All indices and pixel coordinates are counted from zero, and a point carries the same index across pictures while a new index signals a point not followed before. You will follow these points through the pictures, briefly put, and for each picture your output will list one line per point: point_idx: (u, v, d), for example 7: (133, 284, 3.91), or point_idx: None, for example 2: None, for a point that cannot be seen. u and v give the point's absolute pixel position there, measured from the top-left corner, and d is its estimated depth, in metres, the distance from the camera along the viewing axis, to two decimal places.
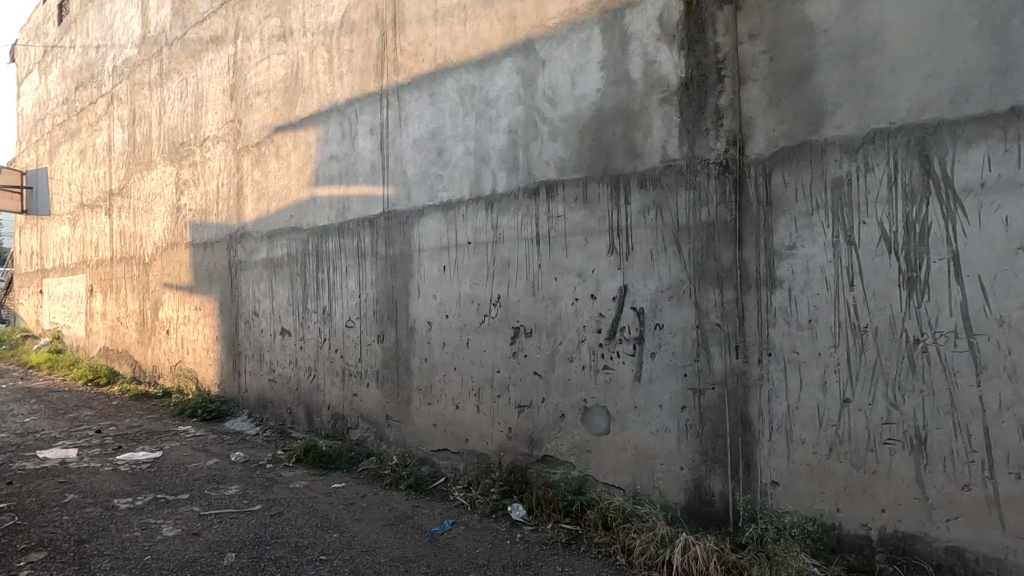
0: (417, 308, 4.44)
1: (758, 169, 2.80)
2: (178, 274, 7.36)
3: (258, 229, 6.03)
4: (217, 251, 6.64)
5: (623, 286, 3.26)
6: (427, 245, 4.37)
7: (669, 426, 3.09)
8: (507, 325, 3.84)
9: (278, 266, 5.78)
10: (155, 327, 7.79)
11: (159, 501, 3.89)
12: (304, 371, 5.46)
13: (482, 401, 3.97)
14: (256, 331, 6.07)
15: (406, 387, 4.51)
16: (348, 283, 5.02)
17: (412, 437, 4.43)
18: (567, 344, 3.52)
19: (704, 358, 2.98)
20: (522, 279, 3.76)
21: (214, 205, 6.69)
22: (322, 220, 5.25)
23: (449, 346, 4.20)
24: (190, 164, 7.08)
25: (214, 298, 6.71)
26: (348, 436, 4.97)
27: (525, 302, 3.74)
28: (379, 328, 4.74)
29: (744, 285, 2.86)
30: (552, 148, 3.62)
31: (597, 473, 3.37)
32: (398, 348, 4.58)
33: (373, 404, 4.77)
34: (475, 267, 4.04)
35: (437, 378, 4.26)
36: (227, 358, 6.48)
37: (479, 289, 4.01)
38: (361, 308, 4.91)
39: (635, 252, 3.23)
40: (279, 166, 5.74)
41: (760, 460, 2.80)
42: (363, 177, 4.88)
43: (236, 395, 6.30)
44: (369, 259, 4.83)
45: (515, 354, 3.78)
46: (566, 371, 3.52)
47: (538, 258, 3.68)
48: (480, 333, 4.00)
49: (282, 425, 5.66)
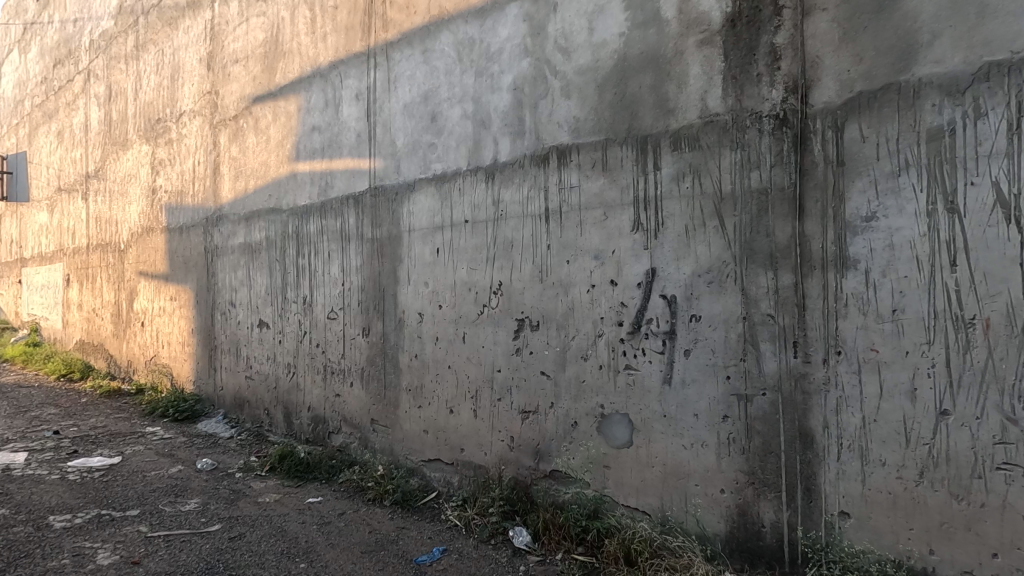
0: (407, 298, 3.89)
1: (826, 121, 2.24)
2: (153, 262, 6.81)
3: (235, 211, 5.47)
4: (193, 236, 6.08)
5: (651, 270, 2.71)
6: (418, 226, 3.81)
7: (707, 441, 2.54)
8: (509, 317, 3.28)
9: (256, 251, 5.22)
10: (131, 318, 7.24)
11: (102, 518, 3.35)
12: (283, 368, 4.91)
13: (480, 405, 3.42)
14: (233, 324, 5.52)
15: (393, 387, 3.96)
16: (331, 270, 4.47)
17: (399, 444, 3.88)
18: (581, 339, 2.97)
19: (753, 358, 2.42)
20: (527, 263, 3.20)
21: (189, 185, 6.13)
22: (303, 200, 4.69)
23: (442, 341, 3.64)
24: (166, 142, 6.53)
25: (190, 288, 6.16)
26: (329, 441, 4.43)
27: (531, 289, 3.18)
28: (364, 319, 4.19)
29: (806, 267, 2.30)
30: (565, 107, 3.06)
31: (616, 494, 2.83)
32: (385, 343, 4.03)
33: (357, 406, 4.22)
34: (473, 249, 3.48)
35: (428, 377, 3.72)
36: (203, 353, 5.93)
37: (477, 275, 3.45)
38: (345, 298, 4.35)
39: (665, 228, 2.67)
40: (257, 140, 5.18)
41: (824, 485, 2.25)
42: (348, 150, 4.32)
43: (211, 394, 5.75)
44: (354, 242, 4.28)
45: (519, 350, 3.23)
46: (580, 372, 2.97)
47: (546, 238, 3.12)
48: (478, 326, 3.44)
49: (259, 428, 5.11)
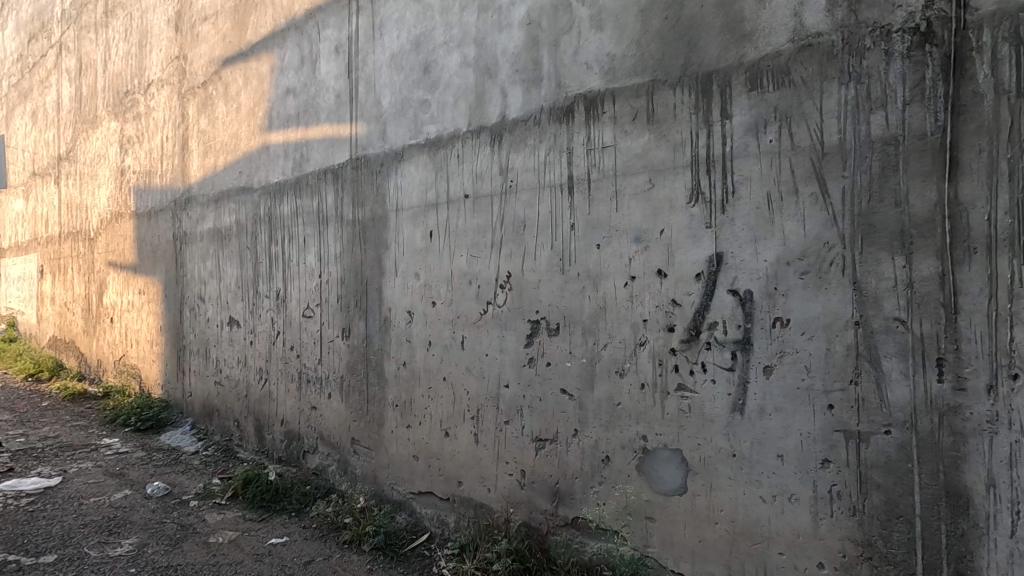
0: (393, 293, 3.18)
1: (999, 31, 1.50)
2: (122, 252, 6.13)
3: (203, 192, 4.77)
4: (161, 222, 5.38)
5: (717, 258, 1.99)
6: (408, 204, 3.10)
7: (797, 494, 1.83)
8: (519, 319, 2.57)
9: (225, 238, 4.53)
10: (100, 313, 6.58)
11: (6, 569, 2.67)
12: (255, 374, 4.22)
13: (482, 428, 2.72)
14: (202, 322, 4.83)
15: (377, 402, 3.26)
16: (307, 260, 3.76)
17: (385, 471, 3.19)
18: (615, 349, 2.25)
19: (871, 380, 1.70)
20: (544, 248, 2.48)
21: (157, 164, 5.43)
22: (275, 176, 3.98)
23: (436, 347, 2.94)
24: (134, 117, 5.84)
25: (158, 281, 5.48)
26: (304, 462, 3.74)
27: (547, 282, 2.46)
28: (344, 318, 3.48)
29: (960, 251, 1.56)
30: (596, 42, 2.32)
31: (663, 556, 2.12)
32: (368, 347, 3.32)
33: (336, 422, 3.52)
34: (473, 232, 2.77)
35: (419, 391, 3.02)
36: (171, 354, 5.24)
37: (480, 266, 2.74)
38: (322, 292, 3.65)
39: (736, 198, 1.94)
40: (226, 109, 4.47)
41: (986, 570, 1.54)
42: (326, 115, 3.60)
43: (180, 400, 5.07)
44: (333, 225, 3.57)
45: (533, 361, 2.52)
46: (613, 392, 2.26)
47: (568, 215, 2.40)
48: (480, 329, 2.74)
49: (228, 442, 4.43)
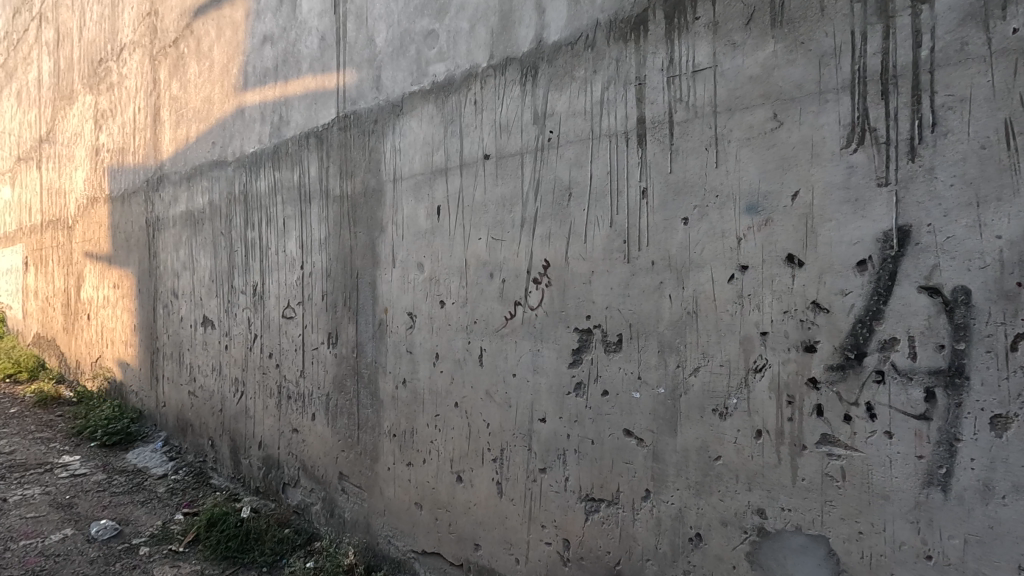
0: (390, 290, 2.44)
1: None
2: (97, 241, 5.48)
3: (175, 169, 4.07)
4: (134, 206, 4.70)
5: (898, 235, 1.22)
6: (408, 171, 2.35)
7: None
8: (561, 327, 1.83)
9: (198, 222, 3.83)
10: (78, 309, 5.95)
11: None
12: (230, 385, 3.53)
13: (507, 475, 1.99)
14: (175, 321, 4.15)
15: (370, 430, 2.54)
16: (288, 248, 3.04)
17: (380, 520, 2.47)
18: (712, 376, 1.50)
19: None
20: (598, 227, 1.73)
21: (130, 140, 4.75)
22: (251, 145, 3.27)
23: (445, 362, 2.20)
24: (107, 88, 5.16)
25: (132, 274, 4.80)
26: (285, 497, 3.04)
27: (605, 276, 1.72)
28: (330, 320, 2.76)
29: None
30: None
31: None
32: (358, 359, 2.60)
33: (321, 451, 2.82)
34: (496, 206, 2.02)
35: (422, 419, 2.29)
36: (145, 356, 4.57)
37: (504, 253, 1.99)
38: (304, 288, 2.93)
39: (940, 134, 1.17)
40: (198, 68, 3.76)
41: None
42: (309, 64, 2.86)
43: (153, 411, 4.40)
44: (316, 202, 2.84)
45: (580, 388, 1.78)
46: (708, 439, 1.51)
47: (636, 177, 1.65)
48: (505, 340, 2.00)
49: (202, 465, 3.74)
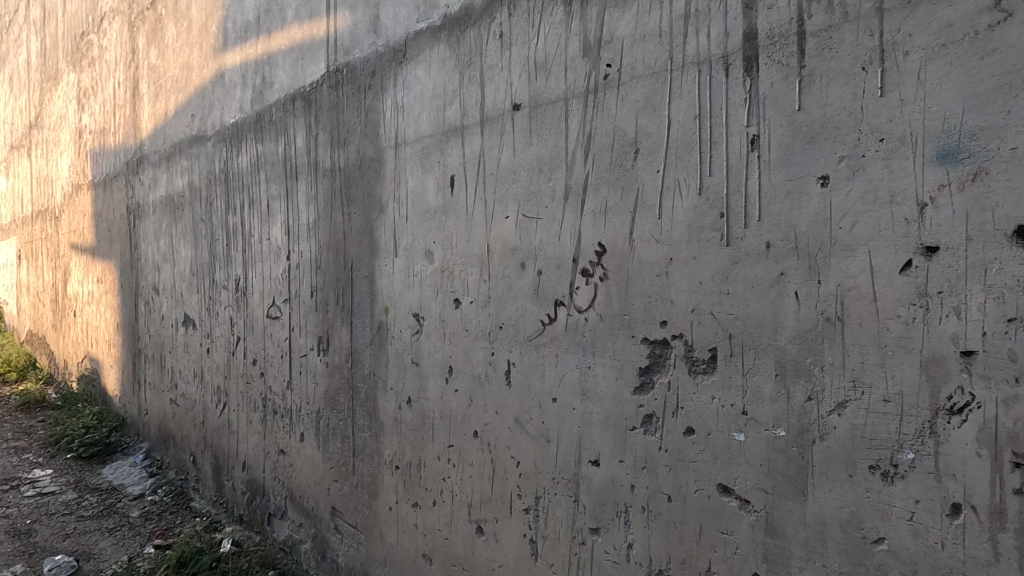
0: (391, 285, 1.94)
1: None
2: (82, 232, 5.05)
3: (154, 148, 3.61)
4: (115, 192, 4.25)
5: None
6: (413, 133, 1.85)
7: None
8: (623, 338, 1.32)
9: (178, 207, 3.36)
10: (65, 306, 5.54)
11: None
12: (212, 394, 3.07)
13: (544, 533, 1.49)
14: (156, 320, 3.69)
15: (368, 458, 2.05)
16: (273, 235, 2.56)
17: (380, 572, 1.99)
18: (870, 416, 0.99)
19: None
20: (679, 197, 1.22)
21: (111, 119, 4.29)
22: (231, 114, 2.78)
23: (462, 378, 1.70)
24: (89, 64, 4.71)
25: (114, 267, 4.36)
26: (270, 531, 2.58)
27: (690, 266, 1.21)
28: (320, 321, 2.28)
29: None
30: None
31: None
32: (354, 369, 2.11)
33: (311, 478, 2.34)
34: (528, 173, 1.51)
35: (432, 450, 1.80)
36: (127, 358, 4.13)
37: (541, 235, 1.49)
38: (291, 282, 2.44)
39: None
40: (176, 30, 3.28)
41: None
42: (295, 11, 2.37)
43: (135, 419, 3.96)
44: (303, 179, 2.35)
45: (652, 422, 1.28)
46: (863, 512, 1.00)
47: (741, 121, 1.13)
48: (542, 352, 1.49)
49: (183, 484, 3.29)
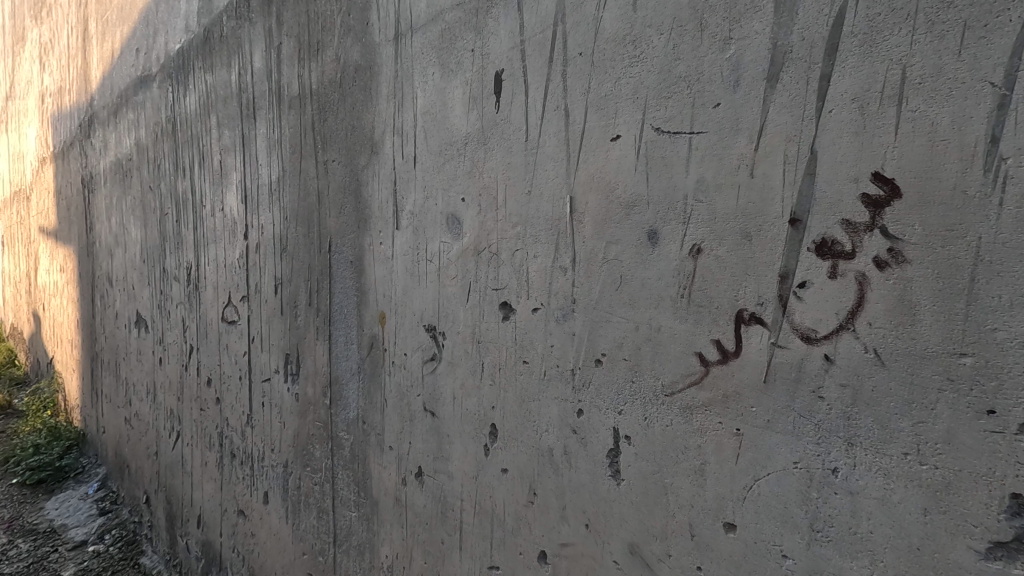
0: (388, 277, 1.16)
1: None
2: (47, 213, 4.35)
3: (103, 101, 2.85)
4: (71, 163, 3.52)
5: None
6: (424, 9, 1.05)
7: None
8: (957, 415, 0.52)
9: (127, 174, 2.60)
10: (37, 299, 4.86)
11: None
12: (165, 420, 2.33)
13: None
14: (110, 318, 2.96)
15: (354, 553, 1.29)
16: (227, 205, 1.78)
17: None
18: None
19: None
20: None
21: (67, 74, 3.55)
22: (177, 38, 2.01)
23: (516, 449, 0.92)
24: (48, 13, 3.98)
25: (74, 253, 3.65)
26: None
27: None
28: (286, 331, 1.51)
29: None
30: None
31: None
32: (333, 409, 1.34)
33: (275, 562, 1.59)
34: (669, 36, 0.71)
35: (458, 568, 1.03)
36: (85, 362, 3.41)
37: (700, 171, 0.69)
38: (249, 271, 1.67)
39: None
40: None
41: None
42: None
43: (91, 439, 3.26)
44: (262, 116, 1.57)
45: None
46: None
47: None
48: (700, 421, 0.70)
49: (135, 529, 2.57)
